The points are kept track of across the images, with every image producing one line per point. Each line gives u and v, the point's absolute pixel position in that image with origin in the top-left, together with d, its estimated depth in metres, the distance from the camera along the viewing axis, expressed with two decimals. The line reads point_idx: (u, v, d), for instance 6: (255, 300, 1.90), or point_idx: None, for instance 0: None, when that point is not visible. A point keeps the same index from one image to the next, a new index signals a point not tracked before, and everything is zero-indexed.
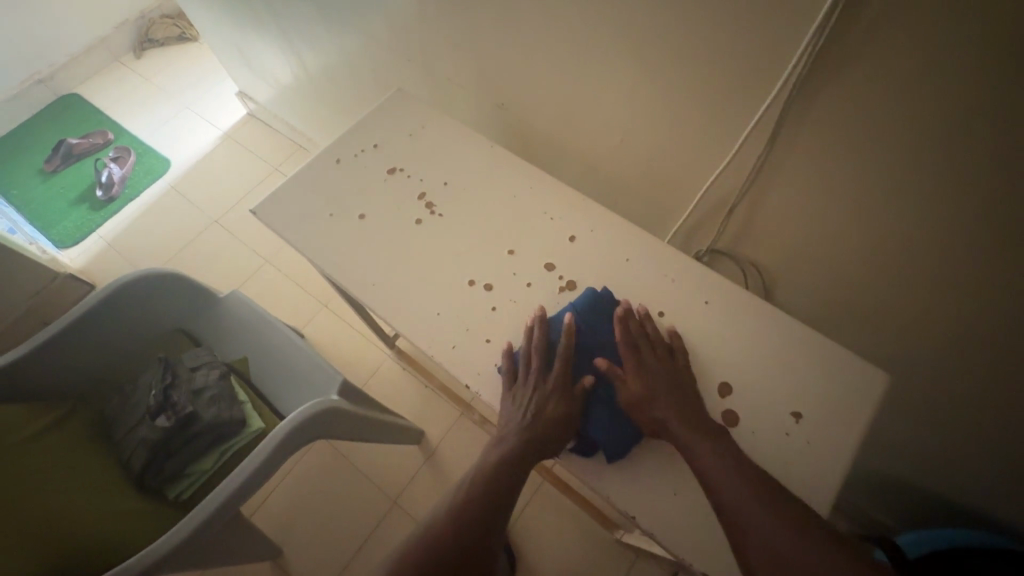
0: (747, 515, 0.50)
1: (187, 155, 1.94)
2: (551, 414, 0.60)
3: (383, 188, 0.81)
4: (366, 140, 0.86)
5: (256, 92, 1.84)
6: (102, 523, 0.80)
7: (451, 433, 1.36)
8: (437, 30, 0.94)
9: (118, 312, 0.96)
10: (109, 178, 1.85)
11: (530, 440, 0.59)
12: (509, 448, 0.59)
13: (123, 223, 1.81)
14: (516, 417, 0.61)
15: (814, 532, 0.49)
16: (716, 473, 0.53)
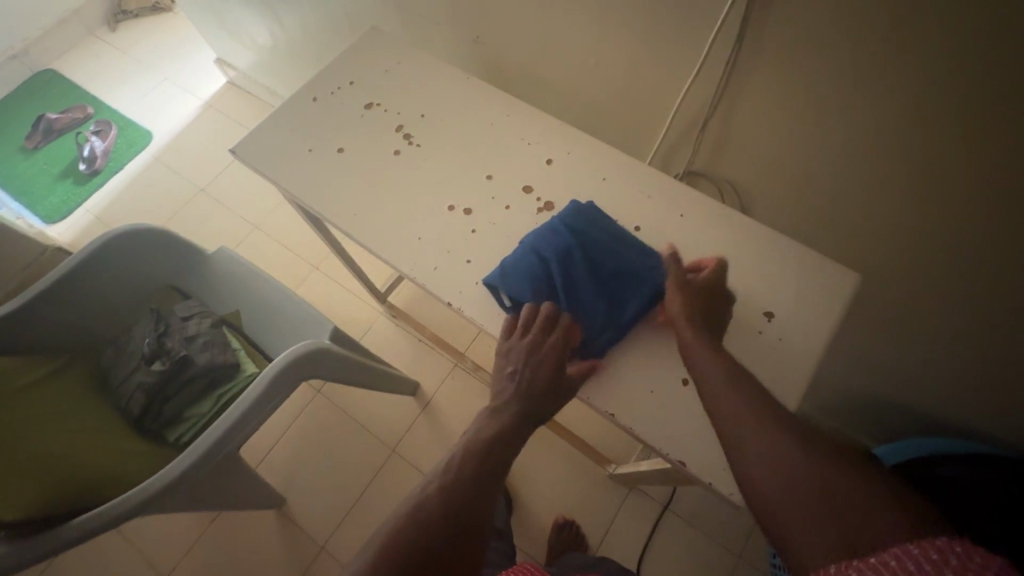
0: (729, 413, 0.52)
1: (169, 126, 1.92)
2: (549, 384, 0.59)
3: (360, 122, 0.81)
4: (341, 78, 0.86)
5: (235, 58, 1.81)
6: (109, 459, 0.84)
7: (446, 383, 1.39)
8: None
9: (107, 265, 0.97)
10: (92, 152, 1.84)
11: (520, 413, 0.58)
12: (508, 413, 0.58)
13: (108, 196, 1.80)
14: (507, 387, 0.59)
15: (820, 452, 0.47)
16: (720, 410, 0.53)
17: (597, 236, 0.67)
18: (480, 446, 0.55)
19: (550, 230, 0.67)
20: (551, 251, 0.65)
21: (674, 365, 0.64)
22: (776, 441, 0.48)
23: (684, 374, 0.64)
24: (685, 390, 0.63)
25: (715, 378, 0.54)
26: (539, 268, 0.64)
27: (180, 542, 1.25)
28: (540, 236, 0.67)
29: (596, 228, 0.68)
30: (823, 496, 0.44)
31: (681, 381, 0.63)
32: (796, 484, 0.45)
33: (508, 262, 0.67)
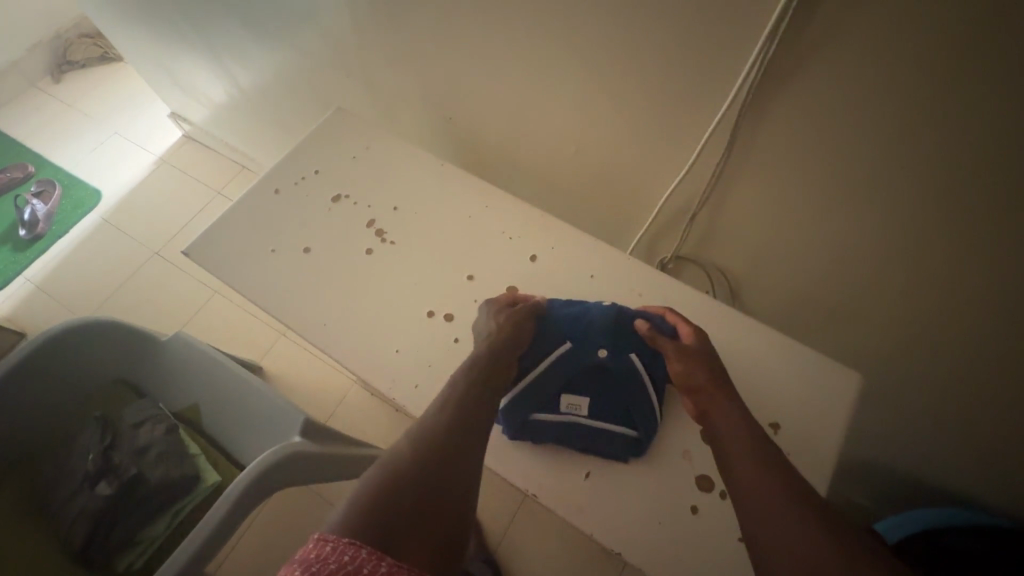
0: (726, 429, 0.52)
1: (120, 184, 1.81)
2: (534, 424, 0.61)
3: (330, 216, 0.76)
4: (307, 166, 0.81)
5: (190, 112, 1.73)
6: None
7: None
8: (377, 41, 0.89)
9: (42, 370, 0.88)
10: (33, 216, 1.71)
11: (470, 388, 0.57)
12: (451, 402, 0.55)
13: (51, 262, 1.67)
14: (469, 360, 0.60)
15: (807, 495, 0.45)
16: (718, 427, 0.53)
17: (606, 326, 0.64)
18: (437, 452, 0.49)
19: (554, 356, 0.65)
20: (583, 381, 0.65)
21: (684, 490, 0.59)
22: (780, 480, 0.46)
23: (693, 501, 0.58)
24: (695, 519, 0.58)
25: (720, 409, 0.54)
26: (570, 399, 0.63)
27: None
28: (553, 366, 0.65)
29: (589, 318, 0.65)
30: (781, 520, 0.43)
31: (690, 508, 0.58)
32: (763, 499, 0.45)
33: (530, 417, 0.62)
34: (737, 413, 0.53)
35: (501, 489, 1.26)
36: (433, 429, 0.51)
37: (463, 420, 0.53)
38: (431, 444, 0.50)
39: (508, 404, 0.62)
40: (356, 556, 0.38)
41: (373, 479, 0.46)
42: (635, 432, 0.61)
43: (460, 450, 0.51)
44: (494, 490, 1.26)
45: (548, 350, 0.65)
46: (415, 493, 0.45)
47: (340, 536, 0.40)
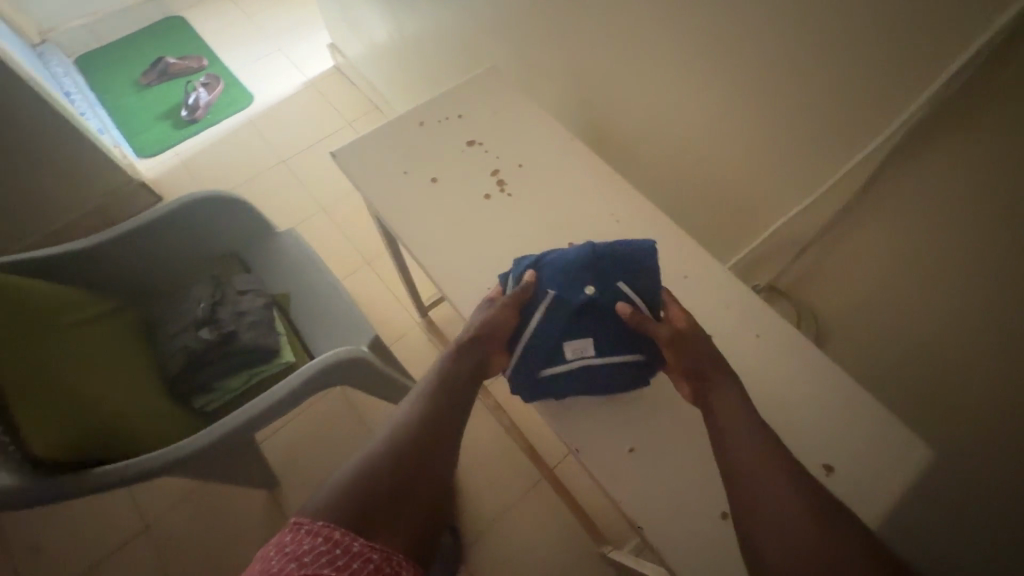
0: (720, 404, 0.57)
1: (270, 94, 2.01)
2: (539, 376, 0.67)
3: (462, 157, 0.83)
4: (451, 109, 0.88)
5: (347, 47, 1.90)
6: (147, 410, 0.84)
7: None
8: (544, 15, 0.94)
9: (184, 224, 1.02)
10: (196, 102, 1.94)
11: (454, 374, 0.64)
12: (440, 385, 0.63)
13: (199, 145, 1.89)
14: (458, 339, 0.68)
15: (794, 473, 0.49)
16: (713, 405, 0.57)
17: (582, 266, 0.68)
18: (418, 436, 0.57)
19: (540, 316, 0.68)
20: (579, 328, 0.67)
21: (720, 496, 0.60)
22: (787, 499, 0.47)
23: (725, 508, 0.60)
24: (724, 524, 0.59)
25: (719, 388, 0.58)
26: (573, 345, 0.67)
27: (171, 502, 1.25)
28: (543, 318, 0.68)
29: (567, 268, 0.68)
30: (768, 493, 0.48)
31: (720, 514, 0.59)
32: (749, 474, 0.50)
33: (539, 374, 0.67)
34: (728, 392, 0.57)
35: (521, 460, 1.31)
36: (420, 414, 0.59)
37: (444, 399, 0.61)
38: (413, 429, 0.57)
39: (514, 374, 0.68)
40: (333, 530, 0.46)
41: (361, 459, 0.54)
42: (638, 357, 0.65)
43: (439, 431, 0.58)
44: (515, 459, 1.32)
45: (534, 312, 0.69)
46: (394, 469, 0.53)
47: (315, 520, 0.47)
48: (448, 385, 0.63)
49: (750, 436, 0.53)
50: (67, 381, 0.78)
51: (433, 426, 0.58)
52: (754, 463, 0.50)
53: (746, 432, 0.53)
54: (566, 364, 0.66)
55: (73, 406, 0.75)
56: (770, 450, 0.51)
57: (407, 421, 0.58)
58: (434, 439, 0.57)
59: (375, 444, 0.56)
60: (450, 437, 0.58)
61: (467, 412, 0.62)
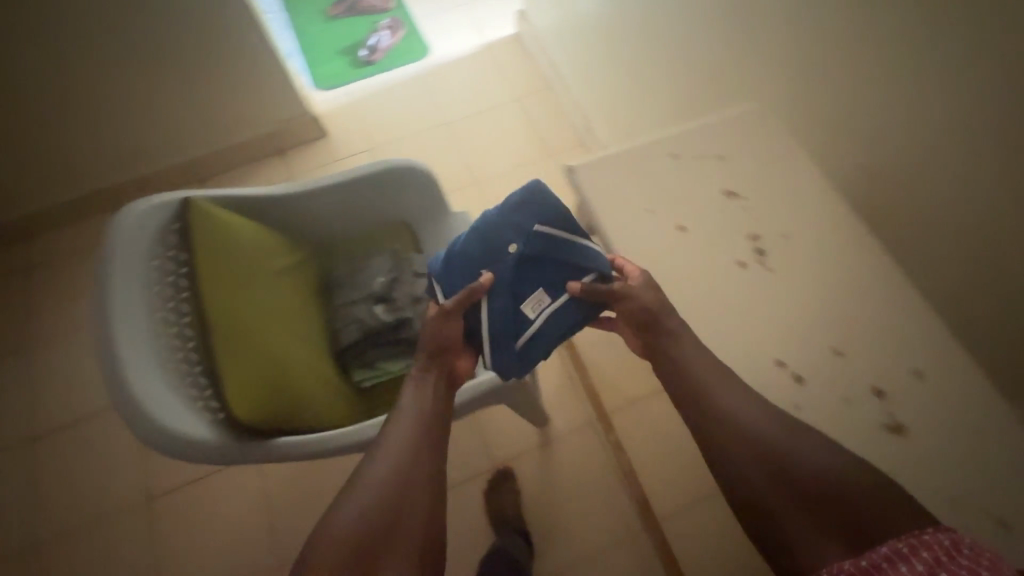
0: (736, 403, 0.64)
1: (447, 49, 1.97)
2: (514, 342, 0.76)
3: (714, 207, 0.77)
4: (711, 148, 0.81)
5: (541, 18, 1.80)
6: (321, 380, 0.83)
7: (574, 434, 1.33)
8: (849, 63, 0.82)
9: (376, 189, 0.99)
10: (377, 45, 1.96)
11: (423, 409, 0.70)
12: (417, 427, 0.68)
13: (370, 88, 1.89)
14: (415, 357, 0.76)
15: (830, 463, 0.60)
16: (726, 408, 0.64)
17: (498, 229, 0.78)
18: (396, 483, 0.63)
19: (485, 296, 0.76)
20: (522, 293, 0.77)
21: None
22: (776, 452, 0.61)
23: None
24: None
25: (726, 395, 0.65)
26: (530, 303, 0.76)
27: None
28: (488, 300, 0.76)
29: (481, 237, 0.79)
30: (802, 485, 0.59)
31: None
32: (786, 474, 0.60)
33: (514, 343, 0.76)
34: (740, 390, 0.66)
35: (627, 507, 1.25)
36: (396, 457, 0.65)
37: (420, 439, 0.67)
38: (395, 476, 0.64)
39: (492, 356, 0.77)
40: None
41: (351, 515, 0.61)
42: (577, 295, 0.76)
43: (415, 477, 0.64)
44: (619, 504, 1.25)
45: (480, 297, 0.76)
46: (377, 526, 0.60)
47: None
48: (425, 425, 0.69)
49: (776, 434, 0.62)
50: (258, 339, 0.77)
51: (412, 468, 0.65)
52: (784, 458, 0.61)
53: (726, 399, 0.65)
54: (533, 326, 0.76)
55: (262, 371, 0.75)
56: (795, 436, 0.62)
57: (394, 469, 0.64)
58: (415, 481, 0.64)
59: (357, 497, 0.62)
60: (427, 475, 0.65)
61: (443, 446, 0.69)
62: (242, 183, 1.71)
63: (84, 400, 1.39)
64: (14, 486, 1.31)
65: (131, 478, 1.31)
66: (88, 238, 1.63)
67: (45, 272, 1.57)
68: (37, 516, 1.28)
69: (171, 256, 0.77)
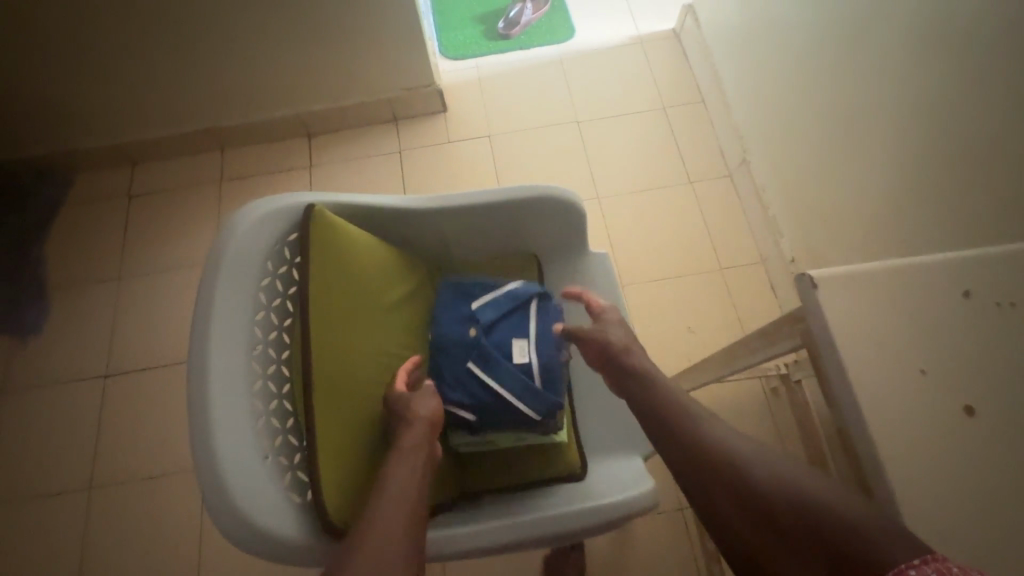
0: (719, 436, 0.55)
1: (593, 35, 1.73)
2: (544, 392, 0.71)
3: (1012, 381, 0.50)
4: (1021, 287, 0.53)
5: (712, 18, 1.53)
6: None
7: (658, 518, 1.16)
8: None
9: (514, 216, 0.82)
10: (518, 17, 1.72)
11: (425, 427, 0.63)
12: (417, 443, 0.60)
13: (501, 65, 1.70)
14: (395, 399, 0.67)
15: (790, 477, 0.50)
16: (703, 442, 0.55)
17: (455, 321, 0.77)
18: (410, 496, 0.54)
19: (479, 369, 0.72)
20: (500, 350, 0.75)
21: None
22: (753, 484, 0.51)
23: None
24: None
25: (714, 431, 0.56)
26: (517, 353, 0.74)
27: None
28: (486, 371, 0.72)
29: (448, 334, 0.76)
30: (773, 507, 0.49)
31: None
32: (754, 500, 0.50)
33: (544, 393, 0.72)
34: (720, 424, 0.57)
35: None
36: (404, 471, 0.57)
37: (422, 454, 0.60)
38: (409, 491, 0.55)
39: (533, 408, 0.71)
40: None
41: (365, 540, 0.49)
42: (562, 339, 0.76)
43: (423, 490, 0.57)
44: None
45: (477, 376, 0.72)
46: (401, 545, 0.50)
47: None
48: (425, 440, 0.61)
49: (749, 455, 0.53)
50: (357, 398, 0.64)
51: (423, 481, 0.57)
52: (749, 481, 0.51)
53: (717, 431, 0.56)
54: (540, 370, 0.73)
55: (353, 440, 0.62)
56: (766, 459, 0.52)
57: (407, 485, 0.55)
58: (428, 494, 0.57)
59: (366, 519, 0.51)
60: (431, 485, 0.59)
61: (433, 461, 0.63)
62: (350, 147, 1.60)
63: (161, 347, 1.36)
64: (83, 420, 1.29)
65: (191, 441, 1.27)
66: (193, 176, 1.58)
67: (147, 203, 1.54)
68: (99, 456, 1.26)
69: (281, 275, 0.65)
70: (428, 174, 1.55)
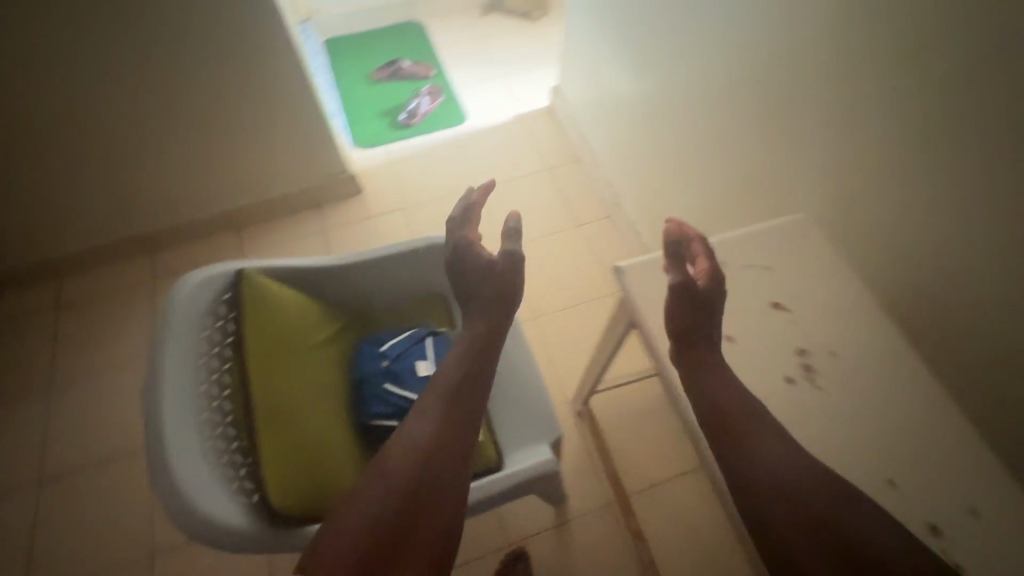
0: (779, 454, 0.64)
1: (483, 117, 2.05)
2: None
3: (760, 320, 0.80)
4: (759, 259, 0.86)
5: (573, 93, 1.88)
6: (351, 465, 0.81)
7: (592, 514, 1.29)
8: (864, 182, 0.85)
9: (415, 265, 1.01)
10: (416, 109, 2.03)
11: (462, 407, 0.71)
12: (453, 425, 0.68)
13: (407, 149, 1.96)
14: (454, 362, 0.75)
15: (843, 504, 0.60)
16: (772, 457, 0.63)
17: (369, 358, 0.91)
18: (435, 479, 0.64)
19: (393, 387, 0.86)
20: (408, 370, 0.89)
21: None
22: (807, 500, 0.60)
23: None
24: None
25: (773, 443, 0.64)
26: (422, 370, 0.89)
27: None
28: (399, 388, 0.86)
29: (366, 368, 0.89)
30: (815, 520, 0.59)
31: None
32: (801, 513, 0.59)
33: None
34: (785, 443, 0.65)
35: None
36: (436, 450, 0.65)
37: (455, 437, 0.68)
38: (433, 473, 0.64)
39: None
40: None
41: (386, 514, 0.60)
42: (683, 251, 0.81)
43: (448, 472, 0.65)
44: None
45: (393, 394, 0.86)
46: (410, 523, 0.60)
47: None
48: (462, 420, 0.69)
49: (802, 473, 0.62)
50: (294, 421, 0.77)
51: (451, 464, 0.66)
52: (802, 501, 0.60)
53: (770, 446, 0.64)
54: None
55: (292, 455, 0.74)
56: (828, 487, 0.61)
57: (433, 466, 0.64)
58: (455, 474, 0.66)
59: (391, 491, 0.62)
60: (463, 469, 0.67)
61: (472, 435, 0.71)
62: (279, 234, 1.76)
63: (99, 444, 1.38)
64: (16, 530, 1.27)
65: (135, 531, 1.28)
66: (125, 279, 1.67)
67: (79, 309, 1.61)
68: (36, 564, 1.24)
69: (219, 329, 0.79)
70: (352, 247, 1.73)
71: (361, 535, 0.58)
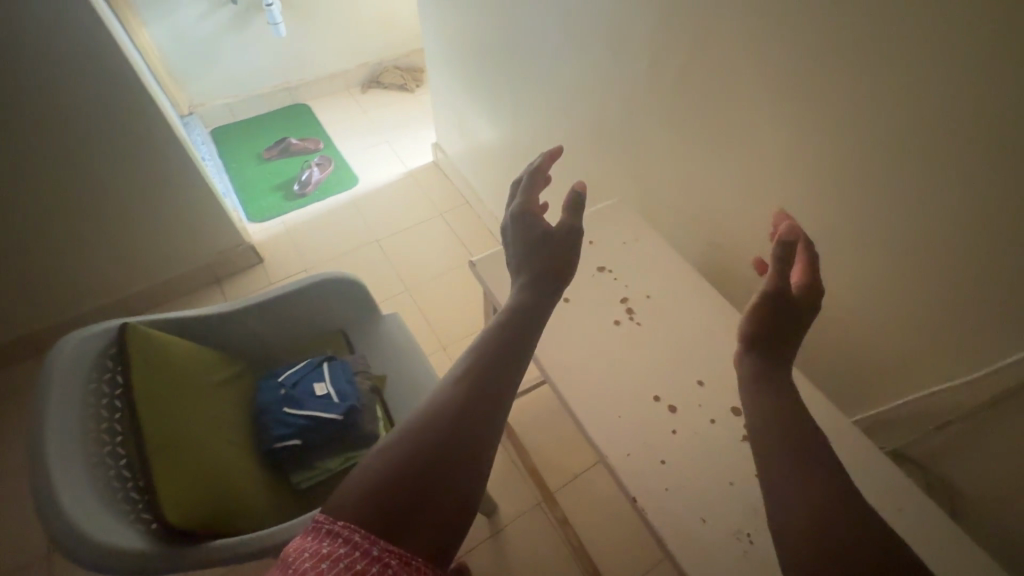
0: (767, 409, 0.58)
1: (374, 178, 2.21)
2: (345, 405, 0.93)
3: (590, 281, 0.92)
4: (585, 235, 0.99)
5: (450, 145, 2.09)
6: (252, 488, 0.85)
7: (521, 518, 1.35)
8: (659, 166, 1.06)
9: (306, 300, 1.09)
10: (309, 179, 2.15)
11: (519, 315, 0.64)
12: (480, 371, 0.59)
13: (304, 216, 2.06)
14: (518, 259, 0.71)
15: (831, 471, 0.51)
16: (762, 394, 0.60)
17: (269, 389, 0.97)
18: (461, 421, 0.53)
19: (291, 408, 0.93)
20: (306, 392, 0.95)
21: None
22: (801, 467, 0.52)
23: None
24: None
25: (769, 391, 0.60)
26: (319, 389, 0.96)
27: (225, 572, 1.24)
28: (297, 408, 0.93)
29: (267, 399, 0.96)
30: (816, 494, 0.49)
31: None
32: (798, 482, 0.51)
33: (345, 405, 0.94)
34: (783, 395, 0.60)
35: None
36: (465, 392, 0.56)
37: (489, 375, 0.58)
38: (457, 409, 0.54)
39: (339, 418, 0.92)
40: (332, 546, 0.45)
41: (391, 468, 0.50)
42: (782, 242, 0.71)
43: (477, 419, 0.54)
44: None
45: (292, 414, 0.93)
46: (416, 469, 0.50)
47: (331, 523, 0.47)
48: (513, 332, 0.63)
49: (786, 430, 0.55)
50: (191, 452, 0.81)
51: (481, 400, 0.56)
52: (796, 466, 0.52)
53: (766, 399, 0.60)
54: (340, 392, 0.95)
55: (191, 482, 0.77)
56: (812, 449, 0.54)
57: (457, 402, 0.55)
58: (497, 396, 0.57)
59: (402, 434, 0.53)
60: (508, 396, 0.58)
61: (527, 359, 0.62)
62: None
63: None
64: None
65: None
66: (9, 385, 1.58)
67: None
68: None
69: (108, 379, 0.82)
70: None
71: (348, 500, 0.49)
